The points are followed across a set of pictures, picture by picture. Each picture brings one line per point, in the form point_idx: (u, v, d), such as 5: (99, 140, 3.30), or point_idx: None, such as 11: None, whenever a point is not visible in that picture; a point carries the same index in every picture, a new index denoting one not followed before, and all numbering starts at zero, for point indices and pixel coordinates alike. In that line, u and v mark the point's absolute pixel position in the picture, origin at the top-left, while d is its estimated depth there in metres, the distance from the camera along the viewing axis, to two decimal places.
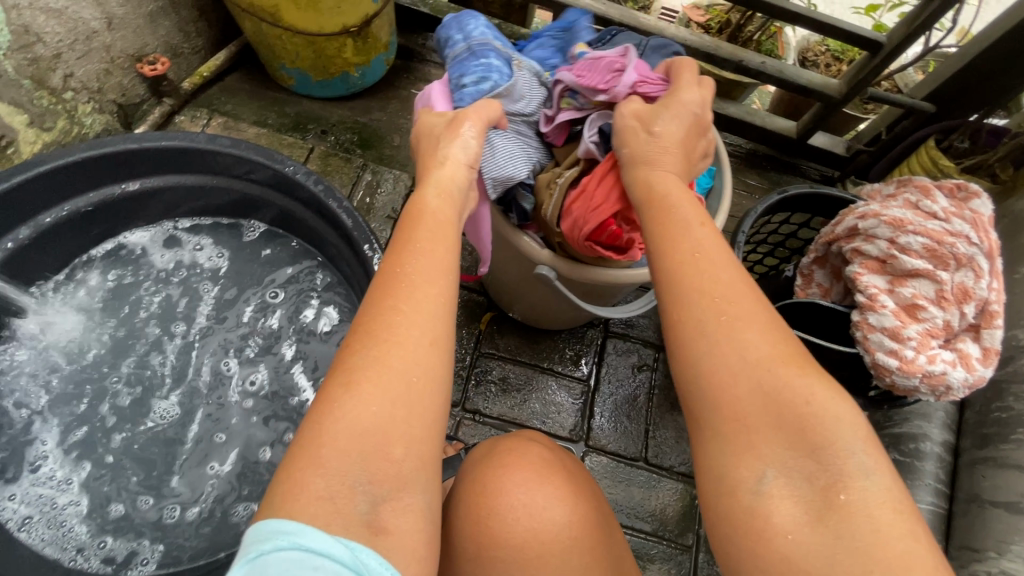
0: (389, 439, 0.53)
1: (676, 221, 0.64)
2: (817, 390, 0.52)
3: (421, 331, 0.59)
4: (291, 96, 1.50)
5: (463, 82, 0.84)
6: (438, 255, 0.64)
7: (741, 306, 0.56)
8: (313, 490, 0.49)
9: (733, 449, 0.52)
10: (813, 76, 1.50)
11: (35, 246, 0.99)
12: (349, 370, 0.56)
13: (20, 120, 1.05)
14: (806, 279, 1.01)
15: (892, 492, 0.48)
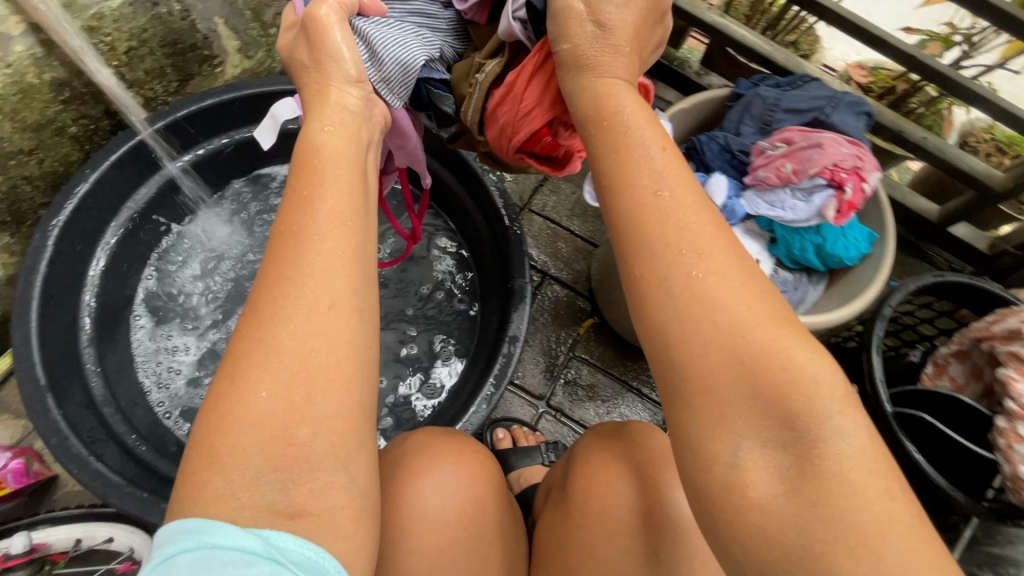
0: (292, 421, 0.45)
1: (632, 154, 0.51)
2: (793, 348, 0.44)
3: (317, 289, 0.50)
4: None
5: None
6: (340, 199, 0.54)
7: (707, 264, 0.46)
8: (211, 490, 0.43)
9: (702, 429, 0.44)
10: (975, 163, 1.42)
11: (222, 157, 1.07)
12: (234, 361, 0.47)
13: (233, 45, 1.13)
14: (939, 369, 0.98)
15: (867, 450, 0.42)
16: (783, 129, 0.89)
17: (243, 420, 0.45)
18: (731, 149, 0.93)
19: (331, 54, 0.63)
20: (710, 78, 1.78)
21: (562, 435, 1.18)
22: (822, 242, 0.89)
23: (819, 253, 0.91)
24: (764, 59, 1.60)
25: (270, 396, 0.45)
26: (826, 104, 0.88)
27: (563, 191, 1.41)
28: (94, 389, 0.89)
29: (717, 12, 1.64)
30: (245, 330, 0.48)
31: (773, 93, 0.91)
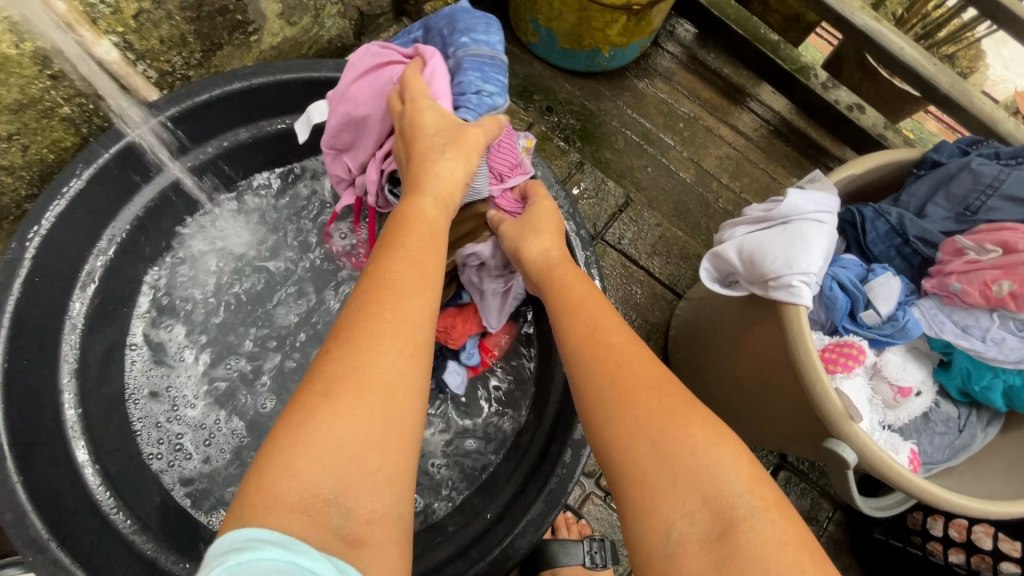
0: (364, 447, 0.44)
1: (575, 300, 0.65)
2: (700, 437, 0.47)
3: (401, 339, 0.50)
4: (524, 53, 1.32)
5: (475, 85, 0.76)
6: (426, 263, 0.58)
7: (629, 367, 0.54)
8: (287, 500, 0.40)
9: (642, 514, 0.46)
10: None
11: (246, 151, 0.91)
12: (327, 382, 0.46)
13: (274, 9, 0.91)
14: None
15: (779, 522, 0.43)
16: (999, 224, 0.64)
17: (323, 440, 0.43)
18: (911, 235, 0.69)
19: (462, 149, 0.69)
20: (838, 92, 1.42)
21: (609, 524, 1.00)
22: (1021, 386, 0.65)
23: (1009, 396, 0.67)
24: (923, 80, 1.22)
25: (332, 420, 0.44)
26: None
27: (646, 222, 1.20)
28: (77, 448, 0.75)
29: (870, 11, 1.29)
30: (333, 356, 0.48)
31: (993, 168, 0.66)
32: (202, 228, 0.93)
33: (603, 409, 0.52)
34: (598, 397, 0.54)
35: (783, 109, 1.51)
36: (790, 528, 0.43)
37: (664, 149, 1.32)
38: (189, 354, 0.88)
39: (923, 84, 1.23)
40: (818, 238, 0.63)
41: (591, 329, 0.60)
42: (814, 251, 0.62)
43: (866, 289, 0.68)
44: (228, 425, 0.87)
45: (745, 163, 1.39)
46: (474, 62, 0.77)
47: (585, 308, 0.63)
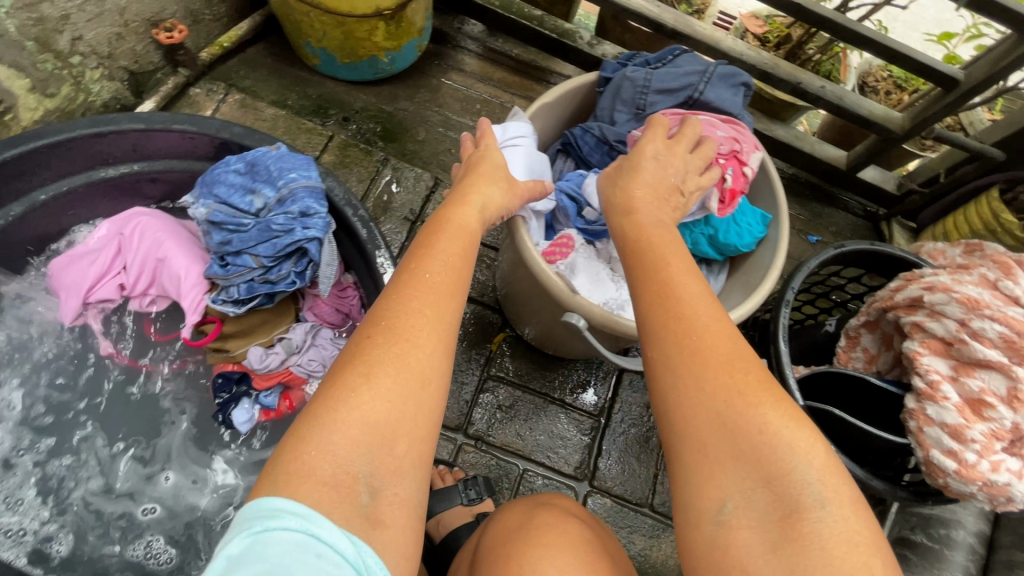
0: (393, 433, 0.51)
1: (649, 266, 0.60)
2: (771, 417, 0.50)
3: (436, 340, 0.57)
4: (314, 75, 1.41)
5: (309, 222, 0.87)
6: (457, 269, 0.63)
7: (713, 342, 0.53)
8: (319, 473, 0.47)
9: (697, 485, 0.50)
10: (875, 107, 1.46)
11: (27, 223, 0.94)
12: (368, 362, 0.53)
13: (20, 83, 0.96)
14: (851, 340, 0.95)
15: (847, 522, 0.45)
16: (657, 113, 0.81)
17: (360, 412, 0.50)
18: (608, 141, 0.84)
19: (486, 177, 0.73)
20: (603, 46, 1.63)
21: (485, 466, 1.10)
22: (714, 232, 0.84)
23: (714, 244, 0.86)
24: (650, 20, 1.45)
25: (371, 402, 0.51)
26: (698, 80, 0.81)
27: None
28: None
29: None
30: (378, 342, 0.55)
31: (642, 73, 0.82)
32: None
33: (668, 367, 0.54)
34: (664, 363, 0.54)
35: (568, 74, 1.70)
36: (860, 525, 0.46)
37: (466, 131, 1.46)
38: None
39: (652, 25, 1.47)
40: (515, 157, 0.81)
41: (666, 293, 0.58)
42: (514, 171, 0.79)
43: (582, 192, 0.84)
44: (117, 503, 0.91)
45: None
46: (305, 196, 0.88)
47: (663, 272, 0.60)
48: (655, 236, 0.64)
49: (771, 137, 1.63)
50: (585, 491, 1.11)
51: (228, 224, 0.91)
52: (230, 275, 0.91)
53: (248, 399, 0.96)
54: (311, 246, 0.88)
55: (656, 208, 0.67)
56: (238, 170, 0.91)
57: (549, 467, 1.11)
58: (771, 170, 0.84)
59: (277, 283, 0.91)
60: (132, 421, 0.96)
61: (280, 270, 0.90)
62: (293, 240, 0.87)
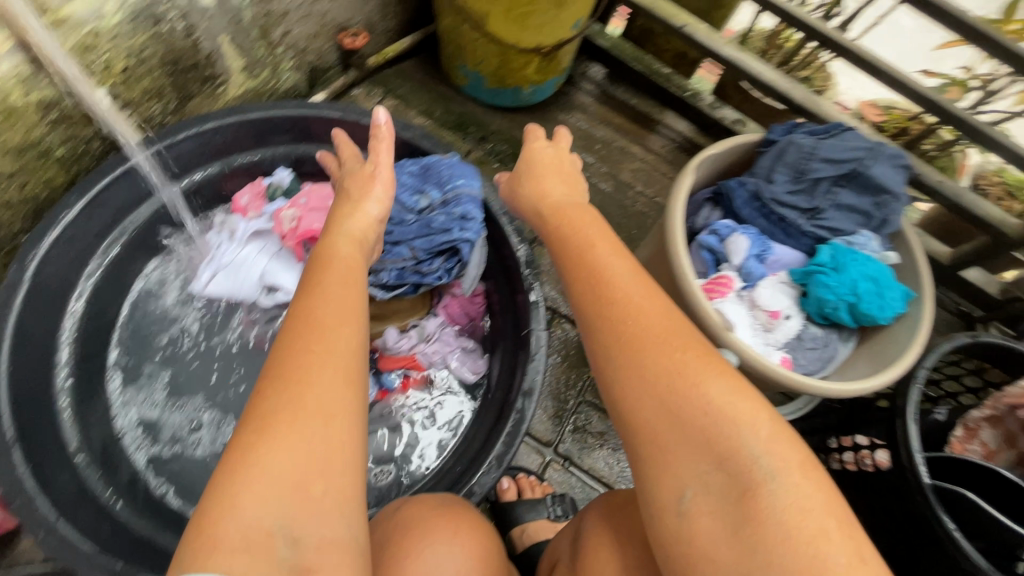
0: (308, 477, 0.49)
1: (618, 319, 0.62)
2: (715, 391, 0.54)
3: (335, 368, 0.55)
4: (458, 94, 1.53)
5: (467, 224, 0.95)
6: (346, 301, 0.62)
7: (633, 330, 0.60)
8: (229, 541, 0.45)
9: (660, 478, 0.55)
10: (992, 210, 1.47)
11: (218, 182, 1.05)
12: (261, 419, 0.51)
13: (237, 64, 1.09)
14: (968, 433, 0.95)
15: (801, 494, 0.49)
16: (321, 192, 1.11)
17: (264, 470, 0.48)
18: (762, 199, 0.90)
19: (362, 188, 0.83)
20: (723, 111, 1.70)
21: (570, 486, 1.12)
22: (856, 302, 0.85)
23: (853, 312, 0.87)
24: (779, 93, 1.53)
25: (274, 452, 0.49)
26: (864, 156, 0.87)
27: None
28: (84, 470, 0.82)
29: (734, 45, 1.59)
30: (269, 392, 0.52)
31: (809, 141, 0.88)
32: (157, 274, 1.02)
33: (615, 374, 0.60)
34: (629, 416, 0.58)
35: (684, 129, 1.77)
36: (815, 493, 0.49)
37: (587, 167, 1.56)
38: (143, 427, 0.93)
39: (780, 97, 1.54)
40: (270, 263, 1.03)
41: (621, 326, 0.61)
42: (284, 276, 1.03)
43: (723, 248, 0.90)
44: None
45: (655, 174, 1.63)
46: (471, 199, 0.95)
47: (598, 271, 0.68)
48: (580, 219, 0.79)
49: None
50: None
51: (394, 219, 0.99)
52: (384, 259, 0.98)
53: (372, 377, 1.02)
54: (465, 246, 0.95)
55: (569, 193, 0.86)
56: (411, 172, 1.00)
57: None
58: (918, 253, 0.88)
59: (425, 276, 0.98)
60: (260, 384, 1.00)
61: (431, 264, 0.98)
62: (452, 240, 0.95)
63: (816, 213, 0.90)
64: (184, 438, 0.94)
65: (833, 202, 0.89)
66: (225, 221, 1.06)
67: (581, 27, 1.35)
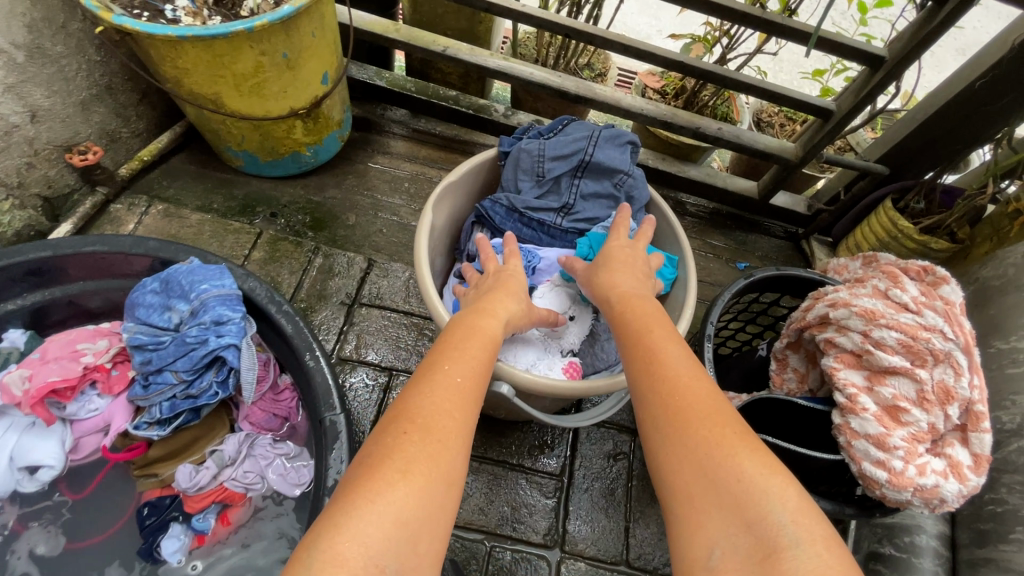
0: (421, 530, 0.49)
1: (661, 373, 0.60)
2: (748, 464, 0.50)
3: (465, 440, 0.57)
4: (239, 176, 1.44)
5: (222, 328, 0.86)
6: (477, 377, 0.63)
7: (687, 396, 0.57)
8: (351, 564, 0.44)
9: (690, 531, 0.49)
10: (770, 141, 1.59)
11: None
12: (406, 456, 0.52)
13: None
14: (780, 363, 0.98)
15: (825, 560, 0.42)
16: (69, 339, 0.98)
17: (386, 504, 0.48)
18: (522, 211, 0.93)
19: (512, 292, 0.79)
20: (518, 116, 1.72)
21: (450, 550, 1.05)
22: None
23: None
24: (554, 89, 1.56)
25: (407, 496, 0.49)
26: (587, 144, 0.92)
27: (393, 273, 1.34)
28: None
29: (501, 56, 1.61)
30: (412, 439, 0.54)
31: (535, 144, 0.92)
32: None
33: (662, 435, 0.55)
34: (654, 425, 0.57)
35: (491, 143, 1.78)
36: (838, 563, 0.43)
37: (394, 210, 1.48)
38: None
39: (557, 93, 1.59)
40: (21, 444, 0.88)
41: (654, 362, 0.62)
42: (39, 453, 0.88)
43: None
44: None
45: None
46: (219, 300, 0.87)
47: (645, 336, 0.66)
48: (644, 305, 0.72)
49: (686, 177, 1.74)
50: (558, 559, 1.07)
51: (148, 347, 0.89)
52: (150, 394, 0.88)
53: (178, 524, 0.89)
54: (228, 353, 0.86)
55: (636, 280, 0.77)
56: (153, 290, 0.91)
57: (517, 538, 1.07)
58: (675, 220, 0.90)
59: (200, 397, 0.88)
60: None
61: (201, 382, 0.88)
62: (210, 351, 0.85)
63: (572, 208, 0.95)
64: None
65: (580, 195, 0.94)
66: None
67: (332, 80, 1.31)
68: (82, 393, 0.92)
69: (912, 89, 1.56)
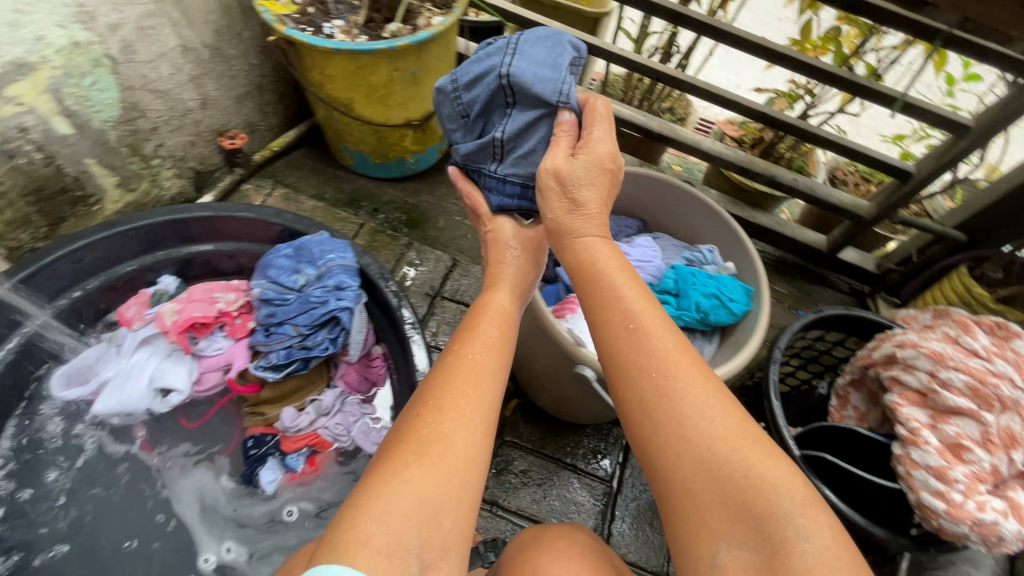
0: (440, 510, 0.56)
1: (642, 342, 0.62)
2: (754, 459, 0.55)
3: (482, 420, 0.64)
4: (348, 173, 1.62)
5: (342, 291, 1.00)
6: (491, 363, 0.69)
7: (678, 382, 0.59)
8: (374, 543, 0.52)
9: (692, 521, 0.55)
10: (843, 197, 1.64)
11: (101, 294, 1.08)
12: (422, 440, 0.59)
13: (111, 181, 1.15)
14: (841, 400, 1.02)
15: (827, 555, 0.50)
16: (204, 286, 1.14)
17: (405, 492, 0.55)
18: (467, 164, 0.93)
19: (515, 254, 0.87)
20: None
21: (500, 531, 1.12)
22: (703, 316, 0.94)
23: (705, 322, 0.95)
24: (640, 126, 1.68)
25: (424, 479, 0.56)
26: (500, 60, 0.82)
27: (474, 274, 1.47)
28: None
29: None
30: (428, 420, 0.61)
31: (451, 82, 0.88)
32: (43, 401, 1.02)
33: (651, 415, 0.59)
34: (639, 396, 0.60)
35: None
36: (844, 556, 0.50)
37: None
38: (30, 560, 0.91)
39: (641, 131, 1.71)
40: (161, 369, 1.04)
41: (635, 325, 0.64)
42: (174, 379, 1.03)
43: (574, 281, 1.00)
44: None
45: None
46: (343, 268, 1.01)
47: (622, 287, 0.68)
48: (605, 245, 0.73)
49: (755, 223, 1.80)
50: None
51: (275, 301, 1.04)
52: (271, 341, 1.02)
53: (275, 460, 1.02)
54: (344, 314, 1.00)
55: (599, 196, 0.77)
56: (286, 254, 1.06)
57: None
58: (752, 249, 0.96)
59: (312, 349, 1.02)
60: (151, 496, 1.01)
61: (316, 337, 1.01)
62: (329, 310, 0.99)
63: (505, 144, 0.85)
64: (77, 564, 0.93)
65: (508, 123, 0.84)
66: (112, 336, 1.08)
67: None
68: (214, 332, 1.08)
69: (996, 162, 1.58)
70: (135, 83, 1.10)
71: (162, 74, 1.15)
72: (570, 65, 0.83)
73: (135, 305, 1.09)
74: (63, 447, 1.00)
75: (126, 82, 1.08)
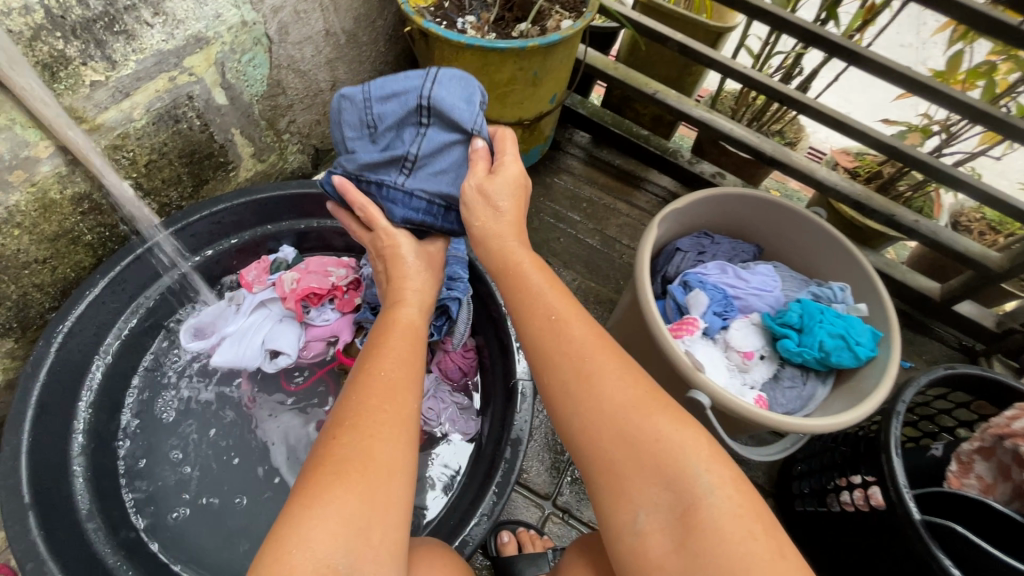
0: (368, 524, 0.57)
1: (560, 343, 0.69)
2: (661, 425, 0.62)
3: (402, 415, 0.67)
4: None
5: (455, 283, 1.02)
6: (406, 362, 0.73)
7: (593, 363, 0.66)
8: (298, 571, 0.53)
9: (615, 497, 0.62)
10: (970, 245, 1.51)
11: (228, 255, 1.16)
12: (339, 460, 0.60)
13: (247, 151, 1.23)
14: (963, 466, 0.94)
15: (734, 505, 0.57)
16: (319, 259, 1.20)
17: (327, 512, 0.56)
18: (358, 175, 0.90)
19: (423, 263, 0.89)
20: (701, 165, 1.79)
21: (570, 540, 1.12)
22: (823, 355, 0.88)
23: (823, 362, 0.90)
24: (751, 147, 1.62)
25: (345, 497, 0.58)
26: (422, 84, 0.84)
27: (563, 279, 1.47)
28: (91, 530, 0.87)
29: (704, 108, 1.71)
30: (343, 440, 0.62)
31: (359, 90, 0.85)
32: (170, 347, 1.10)
33: (573, 407, 0.66)
34: (564, 389, 0.67)
35: (666, 184, 1.86)
36: (744, 501, 0.58)
37: (573, 224, 1.63)
38: (148, 492, 0.99)
39: (751, 152, 1.65)
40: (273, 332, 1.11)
41: (555, 322, 0.70)
42: (284, 342, 1.09)
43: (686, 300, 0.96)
44: (246, 529, 0.98)
45: (642, 227, 1.70)
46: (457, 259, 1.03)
47: (540, 299, 0.73)
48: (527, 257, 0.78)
49: None
50: None
51: None
52: None
53: None
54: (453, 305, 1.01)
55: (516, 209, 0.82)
56: None
57: None
58: (885, 292, 0.91)
59: None
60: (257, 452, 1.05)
61: None
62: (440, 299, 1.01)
63: (417, 160, 0.87)
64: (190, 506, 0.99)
65: (422, 143, 0.85)
66: (232, 295, 1.15)
67: (557, 101, 1.48)
68: (325, 304, 1.14)
69: None
70: (283, 62, 1.17)
71: (306, 56, 1.22)
72: (482, 102, 0.87)
73: (256, 269, 1.16)
74: (185, 393, 1.08)
75: (275, 61, 1.15)
